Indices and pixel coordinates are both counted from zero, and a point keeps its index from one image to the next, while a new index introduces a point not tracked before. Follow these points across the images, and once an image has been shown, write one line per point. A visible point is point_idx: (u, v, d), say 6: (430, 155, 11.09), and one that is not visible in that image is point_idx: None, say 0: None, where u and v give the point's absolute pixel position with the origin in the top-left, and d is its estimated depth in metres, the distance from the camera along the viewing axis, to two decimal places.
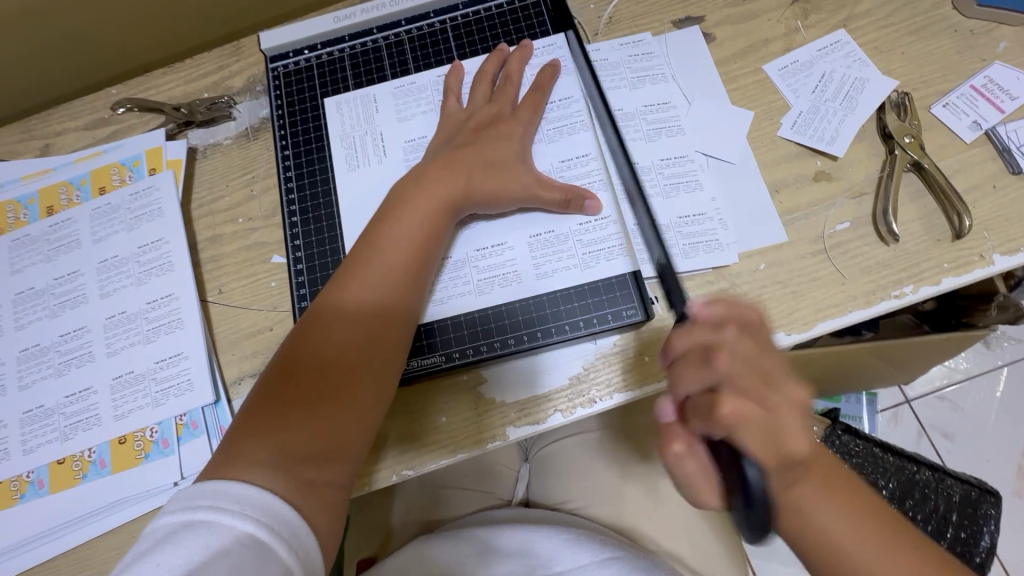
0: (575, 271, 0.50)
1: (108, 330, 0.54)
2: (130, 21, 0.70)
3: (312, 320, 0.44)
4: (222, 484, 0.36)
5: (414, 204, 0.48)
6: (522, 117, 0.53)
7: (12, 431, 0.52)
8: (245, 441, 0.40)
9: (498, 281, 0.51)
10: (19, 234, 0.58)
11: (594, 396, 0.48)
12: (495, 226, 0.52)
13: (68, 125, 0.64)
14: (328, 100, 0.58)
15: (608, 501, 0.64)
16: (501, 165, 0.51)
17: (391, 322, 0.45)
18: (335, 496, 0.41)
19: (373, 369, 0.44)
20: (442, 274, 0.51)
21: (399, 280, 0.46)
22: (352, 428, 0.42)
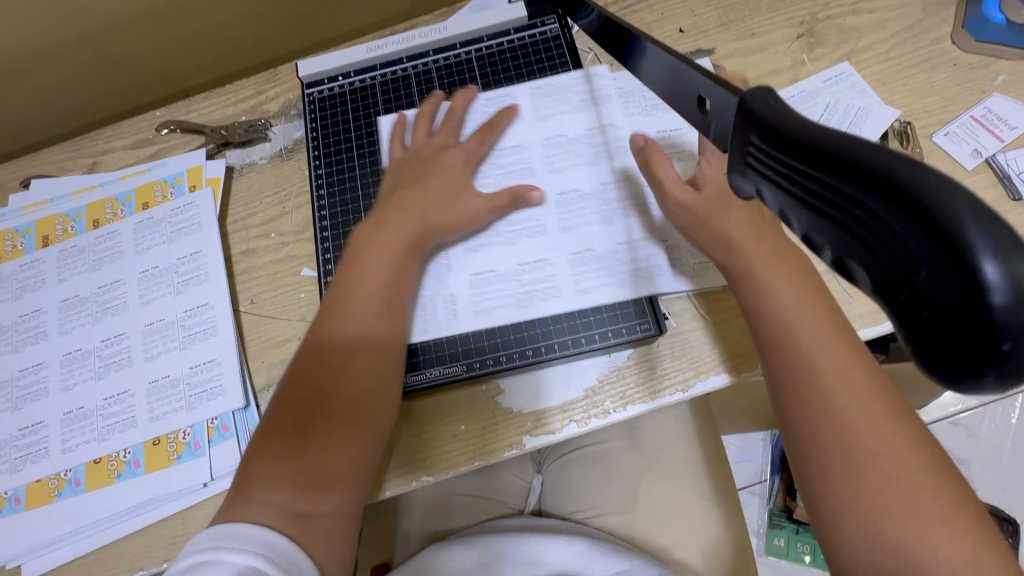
0: (578, 294, 0.52)
1: (146, 336, 0.57)
2: (175, 49, 0.75)
3: (302, 358, 0.47)
4: (220, 529, 0.40)
5: (377, 248, 0.50)
6: (467, 147, 0.56)
7: (52, 431, 0.55)
8: (247, 478, 0.42)
9: (439, 318, 0.53)
10: (67, 245, 0.62)
11: (608, 407, 0.50)
12: (457, 260, 0.54)
13: (114, 145, 0.69)
14: (381, 117, 0.62)
15: (617, 510, 0.65)
16: (447, 197, 0.53)
17: (377, 356, 0.47)
18: (333, 525, 0.43)
19: (359, 399, 0.45)
20: (487, 285, 0.54)
21: (382, 318, 0.48)
22: (350, 462, 0.44)
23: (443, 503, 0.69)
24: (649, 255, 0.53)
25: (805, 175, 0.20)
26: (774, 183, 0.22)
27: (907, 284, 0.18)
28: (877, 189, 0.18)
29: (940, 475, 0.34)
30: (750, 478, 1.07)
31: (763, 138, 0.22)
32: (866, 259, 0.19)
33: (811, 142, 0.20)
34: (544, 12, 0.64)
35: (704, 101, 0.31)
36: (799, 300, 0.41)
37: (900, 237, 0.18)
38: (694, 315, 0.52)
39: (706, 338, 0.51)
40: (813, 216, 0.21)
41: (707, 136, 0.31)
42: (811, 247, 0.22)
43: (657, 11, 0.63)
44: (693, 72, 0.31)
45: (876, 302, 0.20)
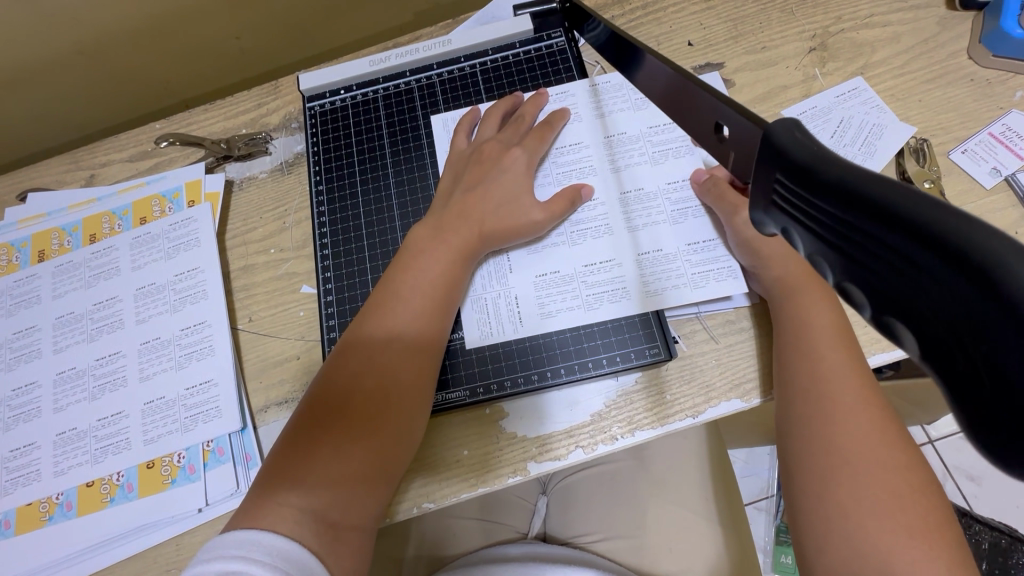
0: (591, 306, 0.51)
1: (142, 355, 0.55)
2: (175, 61, 0.74)
3: (341, 358, 0.46)
4: (255, 535, 0.37)
5: (436, 250, 0.50)
6: (531, 149, 0.55)
7: (45, 452, 0.53)
8: (273, 483, 0.41)
9: (504, 323, 0.52)
10: (63, 260, 0.61)
11: (616, 433, 0.49)
12: (520, 261, 0.53)
13: (113, 157, 0.67)
14: (435, 117, 0.60)
15: (623, 534, 0.63)
16: (510, 203, 0.52)
17: (422, 362, 0.46)
18: (357, 536, 0.41)
19: (403, 403, 0.45)
20: (552, 287, 0.52)
21: (429, 322, 0.48)
22: (383, 470, 0.43)
23: (444, 526, 0.67)
24: (649, 265, 0.52)
25: (839, 221, 0.20)
26: (804, 227, 0.21)
27: (965, 351, 0.16)
28: (926, 246, 0.17)
29: (936, 537, 0.34)
30: (756, 494, 1.05)
31: (789, 180, 0.21)
32: (913, 318, 0.18)
33: (846, 189, 0.19)
34: (550, 25, 0.63)
35: (722, 127, 0.29)
36: (837, 351, 0.41)
37: (952, 296, 0.16)
38: (704, 338, 0.50)
39: (717, 361, 0.49)
40: (849, 266, 0.20)
41: (725, 164, 0.30)
42: (849, 298, 0.21)
43: (665, 24, 0.62)
44: (708, 94, 0.30)
45: (926, 359, 0.18)
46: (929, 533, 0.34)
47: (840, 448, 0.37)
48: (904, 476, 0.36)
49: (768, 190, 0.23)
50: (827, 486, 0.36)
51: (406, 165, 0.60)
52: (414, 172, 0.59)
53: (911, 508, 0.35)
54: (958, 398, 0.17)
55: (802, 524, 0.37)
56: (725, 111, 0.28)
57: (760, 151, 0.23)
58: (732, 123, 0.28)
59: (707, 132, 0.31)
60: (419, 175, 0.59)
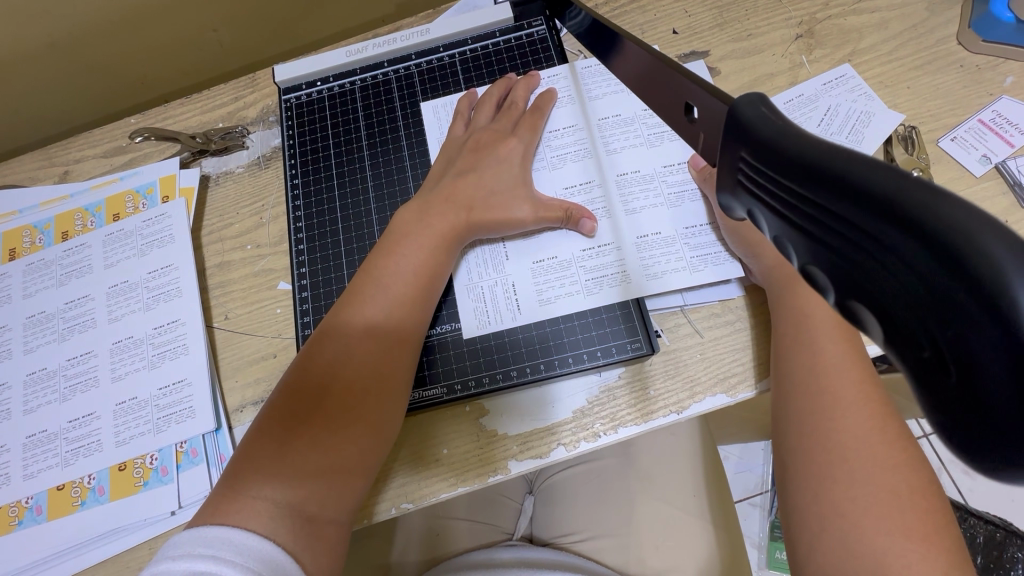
0: (579, 295, 0.50)
1: (114, 355, 0.54)
2: (151, 54, 0.72)
3: (314, 350, 0.44)
4: (226, 531, 0.36)
5: (415, 238, 0.49)
6: (524, 139, 0.54)
7: (14, 456, 0.52)
8: (246, 472, 0.39)
9: (500, 312, 0.51)
10: (34, 259, 0.59)
11: (598, 430, 0.47)
12: (513, 249, 0.52)
13: (86, 153, 0.66)
14: (425, 103, 0.59)
15: (609, 533, 0.62)
16: (499, 192, 0.51)
17: (398, 354, 0.45)
18: (334, 531, 0.40)
19: (379, 397, 0.43)
20: (547, 274, 0.51)
21: (405, 313, 0.46)
22: (359, 465, 0.42)
23: (429, 527, 0.66)
24: (629, 256, 0.51)
25: (801, 198, 0.19)
26: (768, 207, 0.20)
27: (930, 337, 0.15)
28: (892, 222, 0.16)
29: (924, 536, 0.33)
30: (752, 489, 1.04)
31: (753, 156, 0.21)
32: (877, 298, 0.17)
33: (811, 162, 0.18)
34: (531, 13, 0.61)
35: (692, 108, 0.28)
36: (837, 345, 0.40)
37: (916, 274, 0.15)
38: (689, 332, 0.49)
39: (702, 355, 0.48)
40: (813, 246, 0.19)
41: (695, 146, 0.29)
42: (813, 282, 0.20)
43: (649, 12, 0.61)
44: (679, 73, 0.29)
45: (887, 343, 0.17)
46: (921, 534, 0.33)
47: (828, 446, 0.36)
48: (899, 474, 0.35)
49: (732, 168, 0.22)
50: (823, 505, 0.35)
51: (384, 157, 0.58)
52: (391, 165, 0.58)
53: (902, 507, 0.33)
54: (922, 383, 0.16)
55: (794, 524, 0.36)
56: (694, 88, 0.27)
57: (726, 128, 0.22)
58: (700, 103, 0.27)
59: (676, 113, 0.30)
60: (397, 168, 0.58)
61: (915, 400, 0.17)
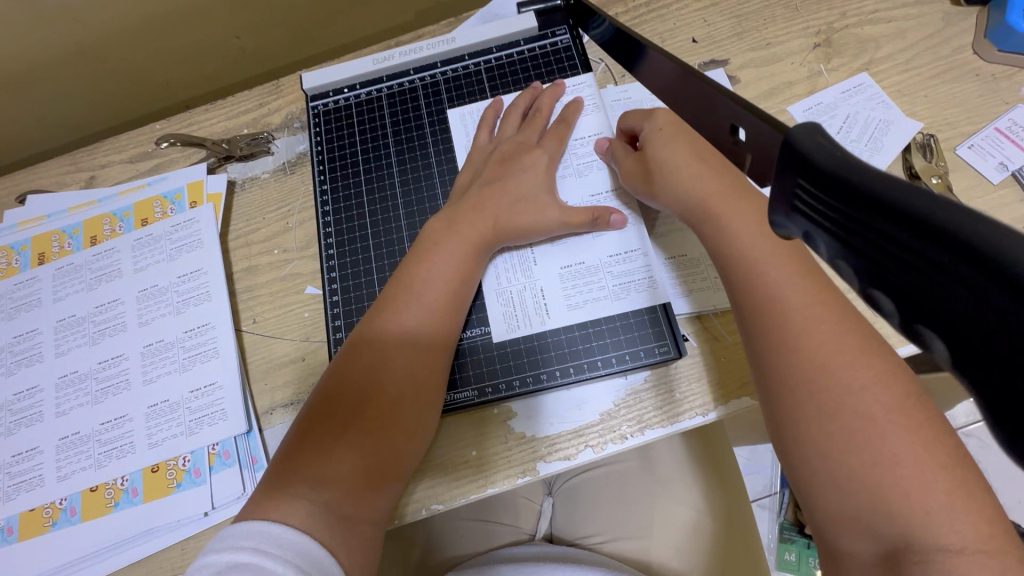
0: (607, 300, 0.51)
1: (145, 358, 0.55)
2: (174, 61, 0.73)
3: (351, 355, 0.45)
4: (268, 525, 0.37)
5: (447, 244, 0.50)
6: (549, 147, 0.55)
7: (48, 457, 0.53)
8: (286, 471, 0.40)
9: (529, 315, 0.52)
10: (64, 263, 0.60)
11: (626, 432, 0.48)
12: (543, 254, 0.53)
13: (112, 158, 0.67)
14: (451, 110, 0.60)
15: (631, 535, 0.63)
16: (527, 199, 0.52)
17: (433, 362, 0.46)
18: (369, 532, 0.41)
19: (415, 403, 0.44)
20: (575, 279, 0.52)
21: (440, 321, 0.47)
22: (392, 468, 0.43)
23: (449, 528, 0.67)
24: (651, 261, 0.52)
25: (857, 224, 0.20)
26: (826, 233, 0.21)
27: (995, 356, 0.16)
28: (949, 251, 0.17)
29: None
30: (759, 491, 1.04)
31: (813, 186, 0.21)
32: (935, 318, 0.18)
33: (866, 192, 0.19)
34: (554, 23, 0.62)
35: (738, 129, 0.29)
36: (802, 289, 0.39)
37: (974, 294, 0.16)
38: (713, 336, 0.50)
39: (726, 359, 0.49)
40: (873, 271, 0.20)
41: (742, 166, 0.31)
42: (878, 307, 0.21)
43: (669, 21, 0.62)
44: (721, 94, 0.30)
45: (958, 370, 0.18)
46: None
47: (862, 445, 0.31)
48: None
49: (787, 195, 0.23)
50: (842, 483, 0.32)
51: (410, 163, 0.59)
52: (418, 171, 0.59)
53: None
54: (987, 402, 0.17)
55: (813, 510, 0.34)
56: (741, 111, 0.28)
57: (779, 156, 0.23)
58: (749, 125, 0.28)
59: (721, 131, 0.31)
60: (423, 174, 0.59)
61: (982, 418, 0.18)
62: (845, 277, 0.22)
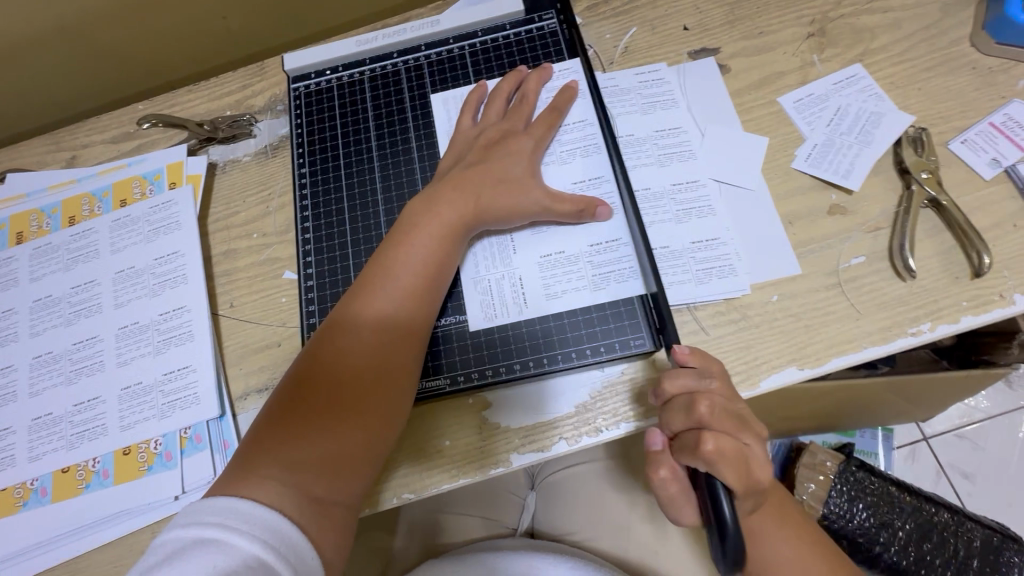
0: (585, 291, 0.50)
1: (119, 340, 0.54)
2: (159, 40, 0.72)
3: (326, 338, 0.45)
4: (234, 502, 0.36)
5: (424, 227, 0.48)
6: (534, 133, 0.54)
7: (20, 437, 0.52)
8: (256, 453, 0.40)
9: (507, 305, 0.51)
10: (41, 243, 0.59)
11: (600, 425, 0.48)
12: (523, 242, 0.52)
13: (94, 139, 0.66)
14: (435, 95, 0.59)
15: (609, 532, 0.63)
16: (508, 183, 0.51)
17: (407, 348, 0.45)
18: (341, 515, 0.40)
19: (387, 389, 0.44)
20: (555, 268, 0.51)
21: (416, 306, 0.47)
22: (365, 452, 0.42)
23: (430, 519, 0.67)
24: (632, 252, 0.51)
25: None
26: None
27: None
28: None
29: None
30: None
31: None
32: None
33: None
34: (543, 7, 0.61)
35: None
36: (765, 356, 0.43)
37: None
38: (694, 329, 0.49)
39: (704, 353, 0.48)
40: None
41: None
42: None
43: (661, 7, 0.61)
44: None
45: None
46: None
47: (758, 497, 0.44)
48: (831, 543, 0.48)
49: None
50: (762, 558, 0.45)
51: (391, 147, 0.58)
52: (399, 157, 0.58)
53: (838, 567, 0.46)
54: None
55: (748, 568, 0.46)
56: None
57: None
58: None
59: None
60: (405, 160, 0.58)
61: None
62: None
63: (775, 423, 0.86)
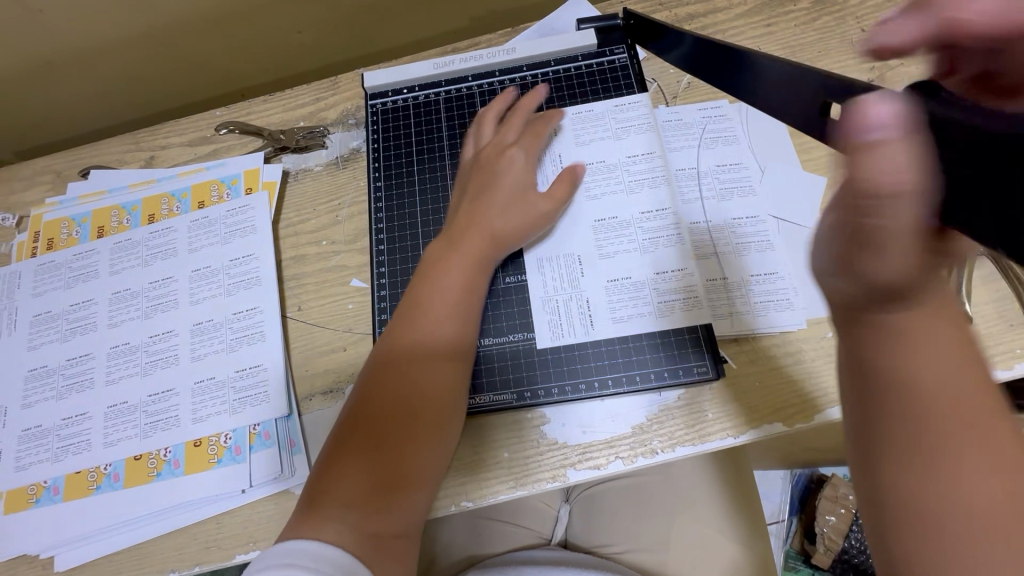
0: (651, 318, 0.52)
1: (194, 336, 0.57)
2: (235, 50, 0.76)
3: (369, 377, 0.47)
4: (299, 543, 0.38)
5: (451, 265, 0.50)
6: (525, 142, 0.57)
7: (96, 423, 0.55)
8: (314, 493, 0.42)
9: (575, 325, 0.53)
10: (121, 238, 0.62)
11: (656, 447, 0.49)
12: (591, 265, 0.54)
13: (172, 141, 0.69)
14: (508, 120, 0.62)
15: (647, 547, 0.64)
16: (513, 201, 0.54)
17: (445, 377, 0.47)
18: (401, 543, 0.43)
19: (428, 419, 0.45)
20: (622, 293, 0.53)
21: (451, 337, 0.48)
22: (415, 483, 0.44)
23: (466, 527, 0.68)
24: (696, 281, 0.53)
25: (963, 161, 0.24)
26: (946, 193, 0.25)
27: None
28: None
29: None
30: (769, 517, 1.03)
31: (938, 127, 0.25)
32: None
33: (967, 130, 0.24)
34: (613, 41, 0.64)
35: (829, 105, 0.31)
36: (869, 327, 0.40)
37: None
38: (751, 359, 0.51)
39: (762, 384, 0.50)
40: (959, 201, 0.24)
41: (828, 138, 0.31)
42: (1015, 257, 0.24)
43: None
44: (815, 72, 0.31)
45: None
46: None
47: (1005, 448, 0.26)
48: None
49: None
50: None
51: (462, 166, 0.61)
52: None
53: None
54: None
55: None
56: (833, 85, 0.30)
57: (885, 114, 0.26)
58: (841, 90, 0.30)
59: (802, 104, 0.33)
60: None
61: None
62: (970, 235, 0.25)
63: (805, 454, 0.87)
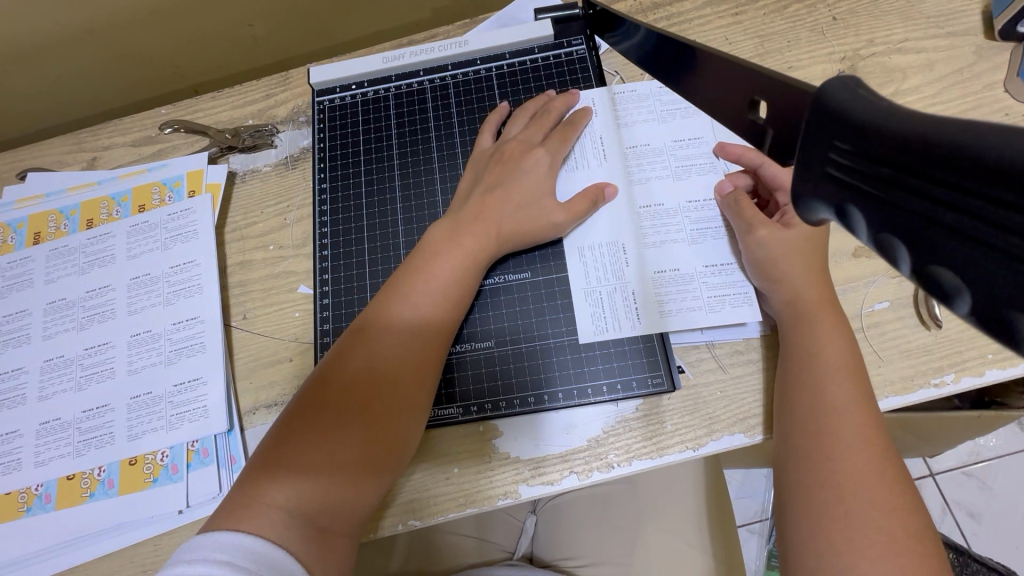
0: (662, 316, 0.49)
1: (131, 348, 0.54)
2: (184, 44, 0.72)
3: (343, 352, 0.44)
4: (238, 538, 0.35)
5: (442, 249, 0.48)
6: (551, 145, 0.54)
7: (27, 442, 0.52)
8: (264, 470, 0.39)
9: (621, 318, 0.50)
10: (58, 244, 0.59)
11: (612, 460, 0.47)
12: (636, 254, 0.51)
13: (116, 141, 0.66)
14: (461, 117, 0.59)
15: (612, 560, 0.62)
16: (527, 205, 0.51)
17: (422, 367, 0.45)
18: (341, 545, 0.40)
19: (399, 411, 0.43)
20: (669, 285, 0.50)
21: (434, 324, 0.46)
22: (371, 476, 0.42)
23: (428, 540, 0.67)
24: (663, 283, 0.50)
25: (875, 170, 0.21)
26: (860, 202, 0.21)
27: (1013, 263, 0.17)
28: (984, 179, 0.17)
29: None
30: (749, 516, 1.02)
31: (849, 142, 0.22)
32: (954, 265, 0.18)
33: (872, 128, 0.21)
34: (573, 32, 0.61)
35: (757, 103, 0.29)
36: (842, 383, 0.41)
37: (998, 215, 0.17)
38: (712, 367, 0.48)
39: (722, 393, 0.48)
40: (884, 213, 0.21)
41: (762, 143, 0.29)
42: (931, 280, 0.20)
43: (691, 37, 0.60)
44: (742, 68, 0.30)
45: (977, 324, 0.19)
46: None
47: (818, 405, 0.40)
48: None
49: (822, 160, 0.23)
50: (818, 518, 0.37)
51: (414, 166, 0.58)
52: (420, 176, 0.58)
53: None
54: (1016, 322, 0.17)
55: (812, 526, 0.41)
56: (765, 81, 0.28)
57: (814, 114, 0.23)
58: (769, 94, 0.28)
59: (738, 105, 0.31)
60: (426, 179, 0.58)
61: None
62: (895, 256, 0.21)
63: None
